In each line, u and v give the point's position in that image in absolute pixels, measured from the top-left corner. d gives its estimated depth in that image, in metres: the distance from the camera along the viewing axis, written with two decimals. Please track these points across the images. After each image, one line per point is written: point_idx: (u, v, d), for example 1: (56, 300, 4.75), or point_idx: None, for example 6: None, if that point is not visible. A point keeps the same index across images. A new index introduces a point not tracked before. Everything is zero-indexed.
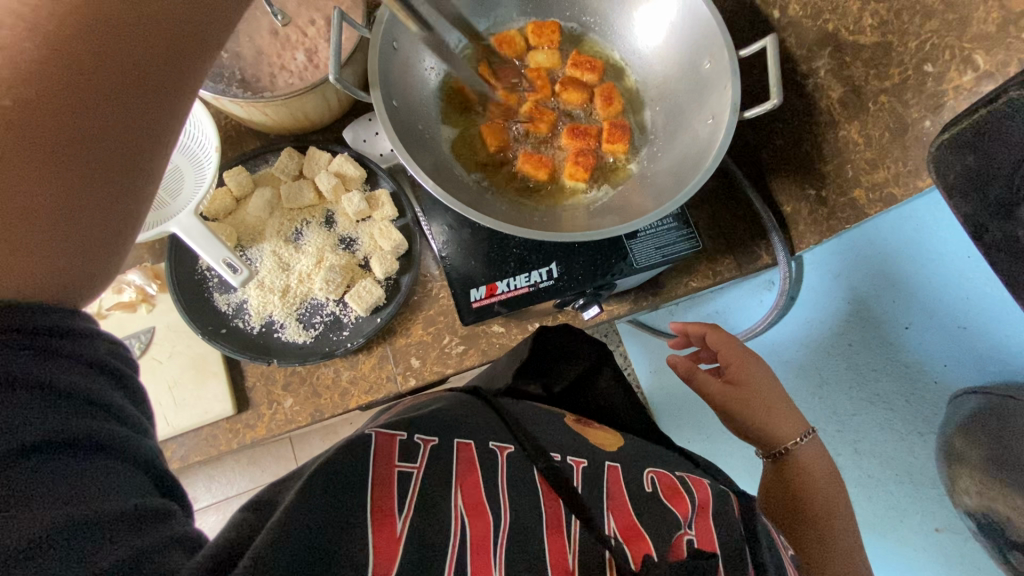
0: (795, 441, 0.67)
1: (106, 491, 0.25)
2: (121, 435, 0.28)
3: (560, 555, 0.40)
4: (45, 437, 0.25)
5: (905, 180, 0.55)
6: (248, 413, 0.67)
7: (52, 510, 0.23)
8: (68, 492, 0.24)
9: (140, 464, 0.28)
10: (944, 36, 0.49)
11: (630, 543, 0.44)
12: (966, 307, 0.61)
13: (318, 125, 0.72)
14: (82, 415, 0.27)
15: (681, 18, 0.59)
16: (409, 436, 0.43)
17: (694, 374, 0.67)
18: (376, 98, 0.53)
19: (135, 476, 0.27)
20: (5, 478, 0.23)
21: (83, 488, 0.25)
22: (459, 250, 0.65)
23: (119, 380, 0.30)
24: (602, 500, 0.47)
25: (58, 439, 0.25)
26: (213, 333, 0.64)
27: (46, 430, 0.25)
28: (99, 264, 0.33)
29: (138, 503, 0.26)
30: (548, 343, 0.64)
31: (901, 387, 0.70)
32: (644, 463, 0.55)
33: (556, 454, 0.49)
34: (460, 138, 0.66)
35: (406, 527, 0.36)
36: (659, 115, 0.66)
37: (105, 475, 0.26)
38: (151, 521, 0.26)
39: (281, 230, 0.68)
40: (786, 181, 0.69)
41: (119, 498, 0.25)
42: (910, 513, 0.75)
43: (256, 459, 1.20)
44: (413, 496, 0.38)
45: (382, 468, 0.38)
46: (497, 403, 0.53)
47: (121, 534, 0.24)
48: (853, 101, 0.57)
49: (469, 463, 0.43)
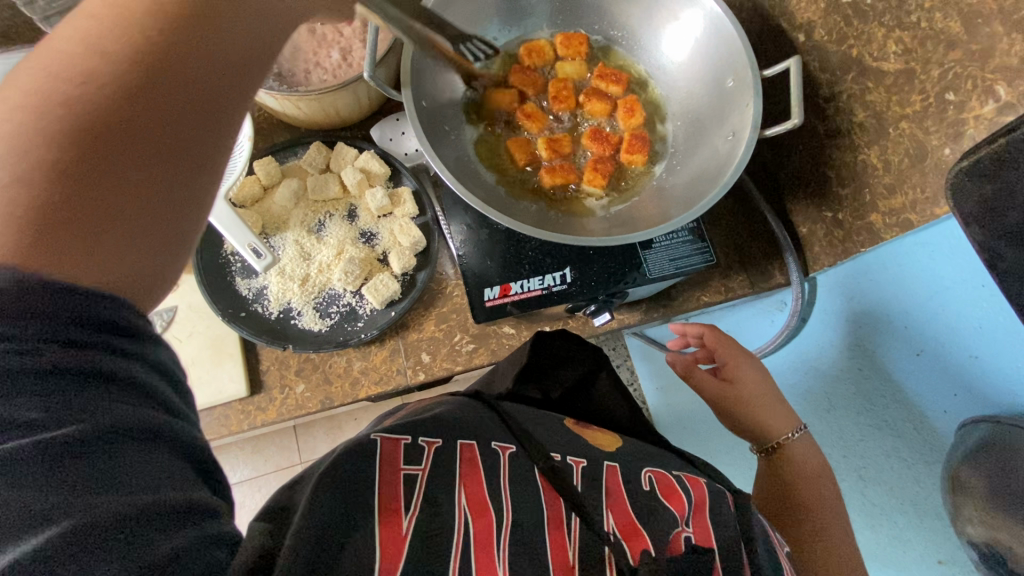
0: (787, 436, 0.68)
1: (157, 485, 0.26)
2: (167, 425, 0.28)
3: (560, 551, 0.41)
4: (104, 421, 0.25)
5: (922, 207, 0.55)
6: (260, 396, 0.69)
7: (102, 504, 0.24)
8: (116, 479, 0.25)
9: (184, 451, 0.29)
10: (967, 66, 0.49)
11: (628, 540, 0.44)
12: (977, 337, 0.58)
13: (348, 121, 0.75)
14: (133, 401, 0.27)
15: (707, 35, 0.60)
16: (413, 440, 0.44)
17: (690, 372, 0.69)
18: (406, 96, 0.55)
19: (178, 468, 0.27)
20: (62, 463, 0.24)
21: (138, 484, 0.25)
22: (476, 250, 0.67)
23: (169, 373, 0.30)
24: (601, 498, 0.48)
25: (116, 424, 0.26)
26: (233, 316, 0.66)
27: (99, 415, 0.25)
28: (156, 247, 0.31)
29: (183, 497, 0.26)
30: (552, 347, 0.66)
31: (908, 414, 0.69)
32: (643, 463, 0.55)
33: (556, 455, 0.50)
34: (484, 141, 0.67)
35: (411, 525, 0.37)
36: (680, 128, 0.67)
37: (152, 467, 0.26)
38: (192, 521, 0.26)
39: (304, 221, 0.70)
40: (803, 202, 0.70)
41: (172, 491, 0.26)
42: (913, 545, 0.74)
43: (261, 448, 1.21)
44: (419, 496, 0.40)
45: (389, 473, 0.40)
46: (498, 406, 0.55)
47: (166, 534, 0.25)
48: (875, 126, 0.58)
49: (473, 463, 0.45)
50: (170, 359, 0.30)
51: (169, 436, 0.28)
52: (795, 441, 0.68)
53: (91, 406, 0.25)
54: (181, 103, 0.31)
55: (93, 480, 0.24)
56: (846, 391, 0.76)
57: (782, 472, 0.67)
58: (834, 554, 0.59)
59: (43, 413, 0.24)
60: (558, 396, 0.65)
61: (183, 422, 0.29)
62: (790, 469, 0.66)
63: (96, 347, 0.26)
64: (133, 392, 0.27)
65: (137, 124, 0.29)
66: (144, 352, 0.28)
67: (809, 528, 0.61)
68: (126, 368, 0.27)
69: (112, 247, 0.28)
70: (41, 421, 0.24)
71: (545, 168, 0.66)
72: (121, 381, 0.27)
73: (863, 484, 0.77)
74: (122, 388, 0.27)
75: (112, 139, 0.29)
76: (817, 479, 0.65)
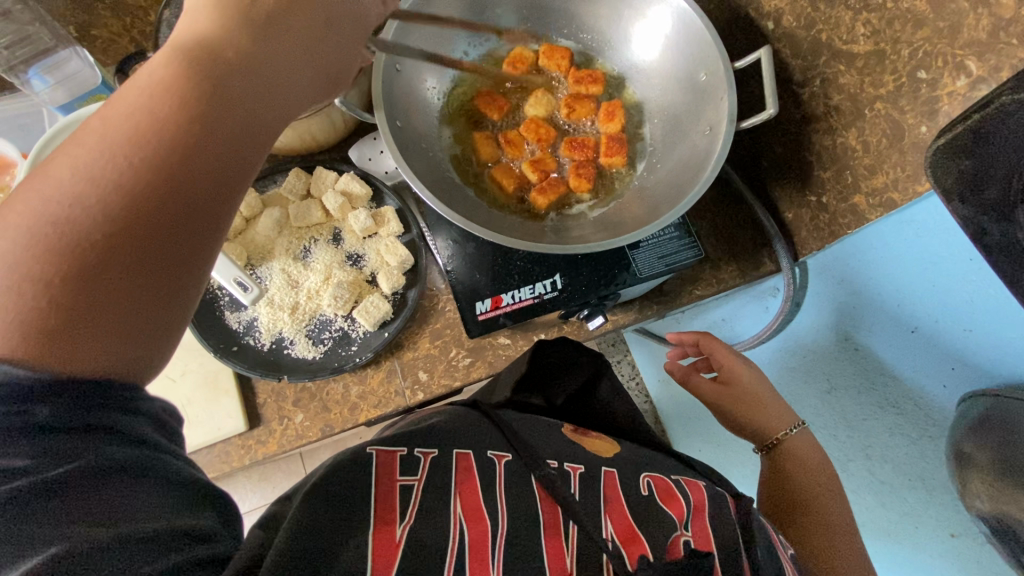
0: (784, 432, 0.68)
1: (140, 517, 0.29)
2: (146, 461, 0.30)
3: (558, 557, 0.41)
4: (87, 463, 0.28)
5: (904, 185, 0.55)
6: (259, 430, 0.68)
7: (91, 532, 0.27)
8: (102, 514, 0.28)
9: (173, 484, 0.31)
10: (936, 43, 0.49)
11: (627, 545, 0.44)
12: (968, 311, 0.58)
13: (325, 144, 0.74)
14: (120, 445, 0.29)
15: (677, 31, 0.60)
16: (409, 451, 0.45)
17: (688, 377, 0.71)
18: (380, 119, 0.54)
19: (163, 501, 0.30)
20: (51, 499, 0.27)
21: (120, 515, 0.28)
22: (464, 263, 0.66)
23: (165, 421, 0.33)
24: (600, 505, 0.48)
25: (95, 465, 0.28)
26: (225, 351, 0.65)
27: (84, 456, 0.28)
28: (167, 327, 0.33)
29: (167, 527, 0.29)
30: (548, 357, 0.64)
31: (909, 391, 0.68)
32: (643, 469, 0.55)
33: (552, 461, 0.50)
34: (461, 155, 0.67)
35: (405, 534, 0.38)
36: (658, 126, 0.67)
37: (139, 501, 0.29)
38: (182, 544, 0.29)
39: (290, 249, 0.69)
40: (787, 189, 0.70)
41: (150, 521, 0.29)
42: (924, 519, 0.72)
43: (268, 476, 1.20)
44: (414, 507, 0.40)
45: (386, 485, 0.41)
46: (495, 414, 0.54)
47: (157, 556, 0.28)
48: (851, 109, 0.58)
49: (469, 472, 0.45)
50: (164, 409, 0.33)
51: (150, 472, 0.30)
52: (794, 435, 0.68)
53: (78, 449, 0.28)
54: (195, 189, 0.33)
55: (86, 514, 0.27)
56: (847, 372, 0.76)
57: (778, 467, 0.67)
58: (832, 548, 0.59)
59: (38, 459, 0.27)
60: (562, 403, 0.65)
61: (165, 456, 0.32)
62: (786, 462, 0.67)
63: (86, 402, 0.29)
64: (112, 438, 0.29)
65: (143, 215, 0.31)
66: (133, 403, 0.31)
67: (802, 518, 0.62)
68: (115, 421, 0.30)
69: (96, 323, 0.29)
70: (40, 461, 0.27)
71: (535, 189, 0.65)
72: (104, 430, 0.29)
73: (870, 462, 0.76)
74: (108, 438, 0.29)
75: (129, 230, 0.30)
76: (805, 473, 0.65)
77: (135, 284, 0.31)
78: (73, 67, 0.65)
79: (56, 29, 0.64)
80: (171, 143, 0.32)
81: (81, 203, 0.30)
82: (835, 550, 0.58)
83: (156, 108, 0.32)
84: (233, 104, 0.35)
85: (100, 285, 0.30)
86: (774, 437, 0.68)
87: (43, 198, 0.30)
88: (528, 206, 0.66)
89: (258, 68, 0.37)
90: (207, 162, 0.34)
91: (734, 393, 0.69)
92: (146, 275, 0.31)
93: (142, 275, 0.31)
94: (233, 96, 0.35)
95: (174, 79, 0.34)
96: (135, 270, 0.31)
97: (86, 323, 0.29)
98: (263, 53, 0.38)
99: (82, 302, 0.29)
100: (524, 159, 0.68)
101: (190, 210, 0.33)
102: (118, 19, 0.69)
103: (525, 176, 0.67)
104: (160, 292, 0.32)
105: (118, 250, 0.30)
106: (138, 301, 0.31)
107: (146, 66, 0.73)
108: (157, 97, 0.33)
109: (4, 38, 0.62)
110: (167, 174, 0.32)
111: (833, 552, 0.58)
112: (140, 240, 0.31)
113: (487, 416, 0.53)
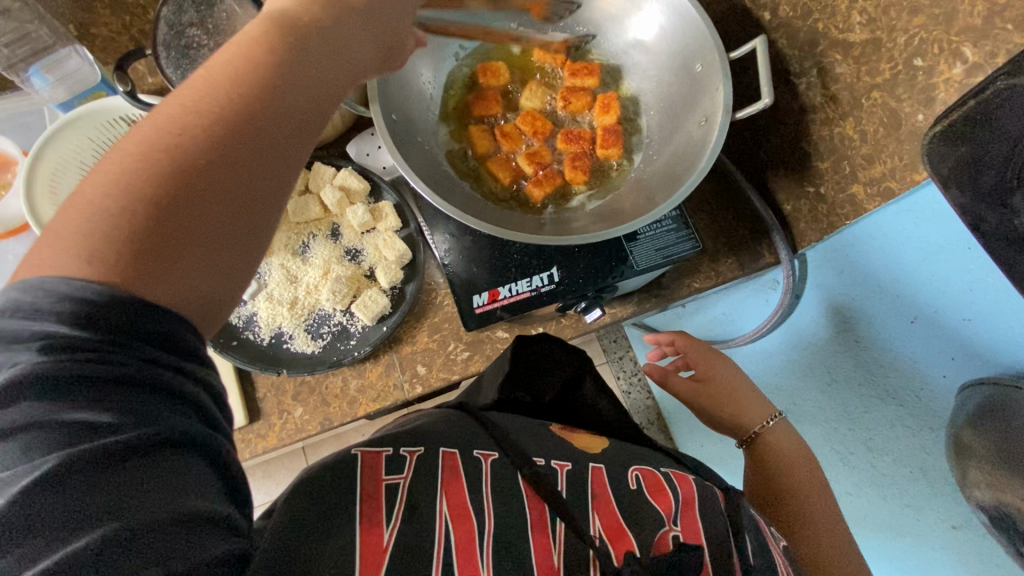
0: (762, 425, 0.70)
1: (193, 496, 0.25)
2: (201, 435, 0.26)
3: (544, 554, 0.42)
4: (150, 432, 0.25)
5: (902, 174, 0.55)
6: (259, 424, 0.68)
7: (144, 507, 0.24)
8: (157, 487, 0.24)
9: (219, 466, 0.27)
10: (932, 30, 0.49)
11: (613, 542, 0.45)
12: (968, 300, 0.58)
13: (323, 139, 0.75)
14: (178, 415, 0.26)
15: (672, 22, 0.60)
16: (395, 450, 0.46)
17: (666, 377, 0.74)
18: (375, 112, 0.54)
19: (209, 482, 0.26)
20: (110, 465, 0.24)
21: (173, 492, 0.25)
22: (462, 257, 0.66)
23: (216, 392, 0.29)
24: (587, 502, 0.48)
25: (160, 434, 0.25)
26: (224, 345, 0.65)
27: (151, 424, 0.25)
28: (230, 280, 0.30)
29: (216, 512, 0.26)
30: (540, 352, 0.65)
31: (910, 382, 0.68)
32: (631, 462, 0.55)
33: (540, 458, 0.50)
34: (457, 148, 0.67)
35: (393, 537, 0.38)
36: (655, 118, 0.66)
37: (189, 481, 0.25)
38: (223, 533, 0.26)
39: (288, 244, 0.70)
40: (785, 181, 0.70)
41: (202, 502, 0.25)
42: (924, 512, 0.72)
43: (270, 473, 1.20)
44: (401, 505, 0.41)
45: (370, 483, 0.41)
46: (480, 412, 0.55)
47: (203, 544, 0.25)
48: (847, 98, 0.58)
49: (454, 470, 0.45)
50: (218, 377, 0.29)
51: (205, 448, 0.26)
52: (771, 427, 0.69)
53: (150, 414, 0.25)
54: (261, 145, 0.30)
55: (143, 488, 0.24)
56: (847, 365, 0.75)
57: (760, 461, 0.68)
58: (825, 544, 0.58)
59: (108, 418, 0.24)
60: (551, 400, 0.65)
61: (220, 434, 0.28)
62: (769, 456, 0.67)
63: (150, 360, 0.25)
64: (177, 407, 0.26)
65: (227, 169, 0.29)
66: (191, 368, 0.27)
67: (789, 514, 0.61)
68: (177, 384, 0.26)
69: (175, 270, 0.27)
70: (103, 421, 0.24)
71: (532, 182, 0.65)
72: (166, 392, 0.26)
73: (873, 455, 0.75)
74: (173, 405, 0.26)
75: (208, 178, 0.29)
76: (799, 467, 0.65)
77: (209, 235, 0.29)
78: (72, 65, 0.66)
79: (55, 27, 0.64)
80: (260, 100, 0.30)
81: (172, 139, 0.28)
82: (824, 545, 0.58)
83: (250, 60, 0.31)
84: (316, 68, 0.33)
85: (179, 232, 0.28)
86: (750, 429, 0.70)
87: (159, 129, 0.28)
88: (524, 198, 0.66)
89: (340, 24, 0.35)
90: (280, 123, 0.31)
91: (711, 389, 0.72)
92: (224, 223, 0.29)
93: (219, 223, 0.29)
94: (311, 57, 0.33)
95: (261, 36, 0.32)
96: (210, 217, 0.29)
97: (165, 269, 0.27)
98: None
99: (158, 244, 0.27)
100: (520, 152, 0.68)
101: (261, 169, 0.31)
102: (117, 17, 0.69)
103: (520, 169, 0.67)
104: (228, 247, 0.29)
105: (193, 195, 0.28)
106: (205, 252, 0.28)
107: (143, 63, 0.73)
108: (260, 50, 0.31)
109: (4, 36, 0.61)
110: (246, 127, 0.30)
111: (824, 548, 0.58)
112: (215, 188, 0.29)
113: (474, 416, 0.54)
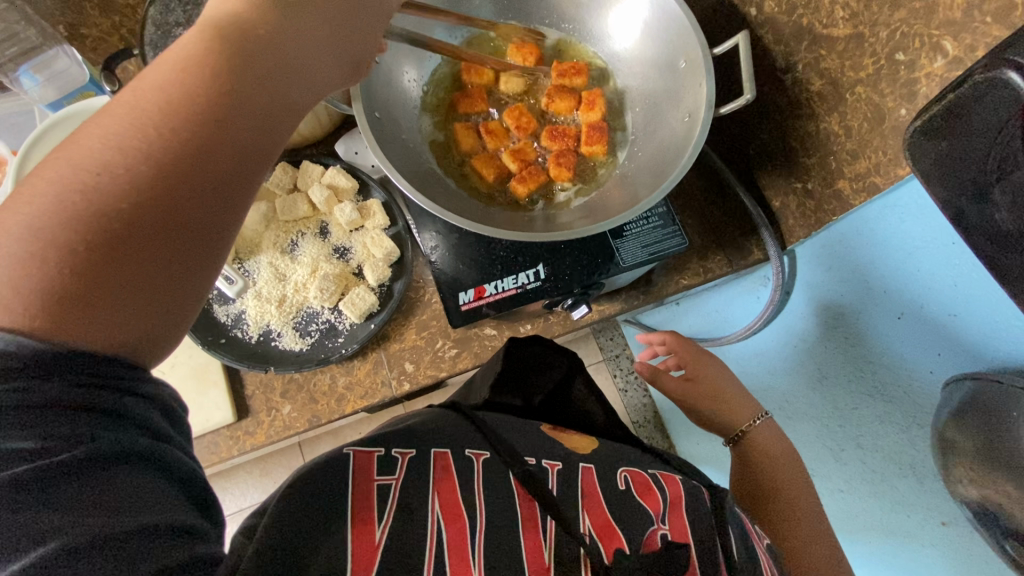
0: (748, 424, 0.70)
1: (145, 506, 0.27)
2: (150, 449, 0.29)
3: (536, 552, 0.41)
4: (95, 450, 0.27)
5: (885, 170, 0.55)
6: (247, 421, 0.69)
7: (94, 521, 0.26)
8: (106, 502, 0.27)
9: (171, 476, 0.30)
10: (913, 24, 0.48)
11: (603, 539, 0.44)
12: (953, 294, 0.58)
13: (312, 138, 0.75)
14: (125, 430, 0.28)
15: (655, 18, 0.60)
16: (386, 451, 0.46)
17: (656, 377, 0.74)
18: (358, 110, 0.54)
19: (165, 491, 0.29)
20: (58, 485, 0.26)
21: (125, 504, 0.27)
22: (449, 254, 0.67)
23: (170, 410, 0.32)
24: (578, 500, 0.48)
25: (104, 451, 0.27)
26: (213, 343, 0.66)
27: (95, 443, 0.27)
28: (184, 306, 0.31)
29: (171, 519, 0.28)
30: (527, 353, 0.65)
31: (898, 378, 0.68)
32: (620, 463, 0.55)
33: (531, 458, 0.50)
34: (442, 146, 0.67)
35: (385, 535, 0.38)
36: (639, 115, 0.66)
37: (140, 491, 0.28)
38: (183, 540, 0.28)
39: (277, 242, 0.70)
40: (772, 176, 0.70)
41: (157, 512, 0.28)
42: (915, 506, 0.71)
43: (268, 471, 1.20)
44: (393, 505, 0.41)
45: (361, 483, 0.42)
46: (473, 415, 0.55)
47: (157, 549, 0.27)
48: (832, 93, 0.58)
49: (447, 470, 0.46)
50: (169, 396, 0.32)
51: (153, 459, 0.29)
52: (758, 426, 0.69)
53: (90, 435, 0.27)
54: (214, 171, 0.31)
55: (93, 503, 0.26)
56: (836, 361, 0.75)
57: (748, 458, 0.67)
58: (812, 542, 0.57)
59: (48, 441, 0.26)
60: (540, 402, 0.65)
61: (170, 446, 0.31)
62: (755, 455, 0.67)
63: (99, 386, 0.28)
64: (123, 424, 0.28)
65: (165, 191, 0.29)
66: (139, 389, 0.30)
67: (779, 510, 0.61)
68: (123, 405, 0.28)
69: (118, 301, 0.28)
70: (46, 446, 0.26)
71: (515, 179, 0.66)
72: (112, 413, 0.28)
73: (862, 451, 0.75)
74: (118, 423, 0.28)
75: (152, 210, 0.29)
76: (783, 466, 0.65)
77: (157, 263, 0.29)
78: (61, 66, 0.67)
79: (44, 28, 0.65)
80: (197, 118, 0.30)
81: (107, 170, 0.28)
82: (810, 541, 0.58)
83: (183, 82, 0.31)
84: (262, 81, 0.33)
85: (123, 265, 0.28)
86: (738, 428, 0.71)
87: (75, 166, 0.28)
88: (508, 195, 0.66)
89: (292, 26, 0.35)
90: (234, 143, 0.32)
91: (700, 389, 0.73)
92: (167, 253, 0.29)
93: (159, 255, 0.29)
94: (263, 69, 0.33)
95: (203, 49, 0.32)
96: (155, 251, 0.29)
97: (106, 303, 0.28)
98: (291, 18, 0.35)
99: (101, 278, 0.28)
100: (505, 149, 0.68)
101: (212, 194, 0.31)
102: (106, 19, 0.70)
103: (505, 166, 0.67)
104: (181, 271, 0.30)
105: (135, 228, 0.29)
106: (152, 283, 0.29)
107: (133, 63, 0.74)
108: (191, 67, 0.31)
109: None
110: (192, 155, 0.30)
111: (810, 543, 0.57)
112: (159, 218, 0.29)
113: (467, 418, 0.54)
